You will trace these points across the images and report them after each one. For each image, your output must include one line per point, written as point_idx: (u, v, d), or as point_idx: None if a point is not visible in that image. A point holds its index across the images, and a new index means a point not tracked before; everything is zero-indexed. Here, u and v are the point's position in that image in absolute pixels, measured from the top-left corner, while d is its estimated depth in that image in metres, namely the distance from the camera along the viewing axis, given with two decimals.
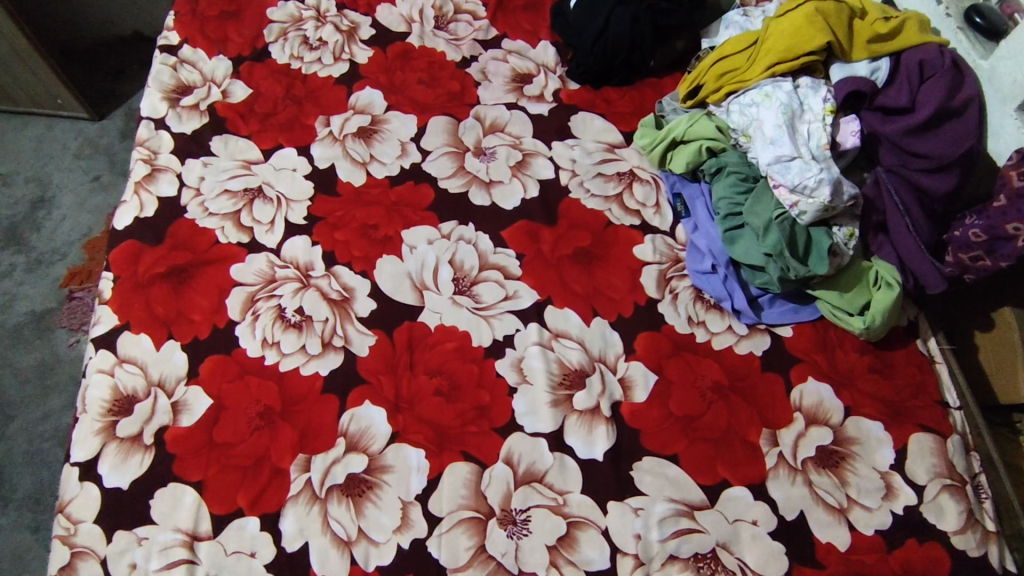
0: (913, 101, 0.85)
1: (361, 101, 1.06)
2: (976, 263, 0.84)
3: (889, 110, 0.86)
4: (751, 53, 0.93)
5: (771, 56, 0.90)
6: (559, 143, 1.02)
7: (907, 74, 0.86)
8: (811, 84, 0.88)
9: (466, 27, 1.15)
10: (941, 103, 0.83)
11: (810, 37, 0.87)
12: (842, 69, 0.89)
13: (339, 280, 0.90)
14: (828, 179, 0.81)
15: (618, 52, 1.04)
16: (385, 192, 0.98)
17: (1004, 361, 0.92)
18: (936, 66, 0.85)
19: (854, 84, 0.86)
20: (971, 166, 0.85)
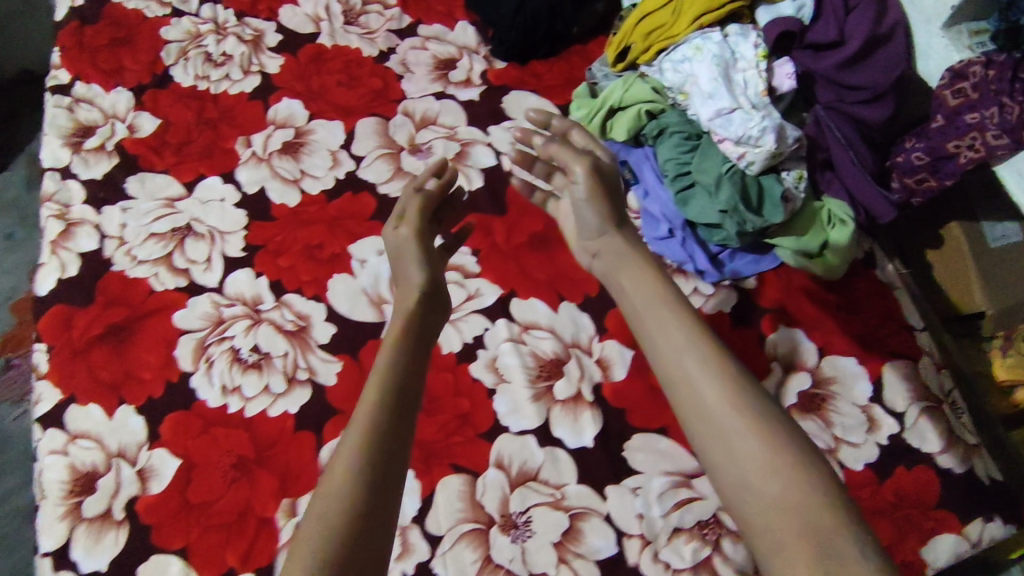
0: (842, 34, 0.82)
1: (280, 114, 1.00)
2: (921, 186, 0.86)
3: (820, 47, 0.83)
4: (675, 6, 0.89)
5: (696, 6, 0.86)
6: (496, 126, 0.98)
7: (832, 6, 0.83)
8: (739, 32, 0.85)
9: (377, 18, 1.09)
10: (870, 32, 0.81)
11: None
12: (767, 12, 0.86)
13: (291, 309, 0.86)
14: (771, 126, 0.80)
15: (540, 22, 1.00)
16: (323, 208, 0.93)
17: (957, 272, 0.96)
18: None
19: (782, 25, 0.82)
20: (903, 88, 0.85)
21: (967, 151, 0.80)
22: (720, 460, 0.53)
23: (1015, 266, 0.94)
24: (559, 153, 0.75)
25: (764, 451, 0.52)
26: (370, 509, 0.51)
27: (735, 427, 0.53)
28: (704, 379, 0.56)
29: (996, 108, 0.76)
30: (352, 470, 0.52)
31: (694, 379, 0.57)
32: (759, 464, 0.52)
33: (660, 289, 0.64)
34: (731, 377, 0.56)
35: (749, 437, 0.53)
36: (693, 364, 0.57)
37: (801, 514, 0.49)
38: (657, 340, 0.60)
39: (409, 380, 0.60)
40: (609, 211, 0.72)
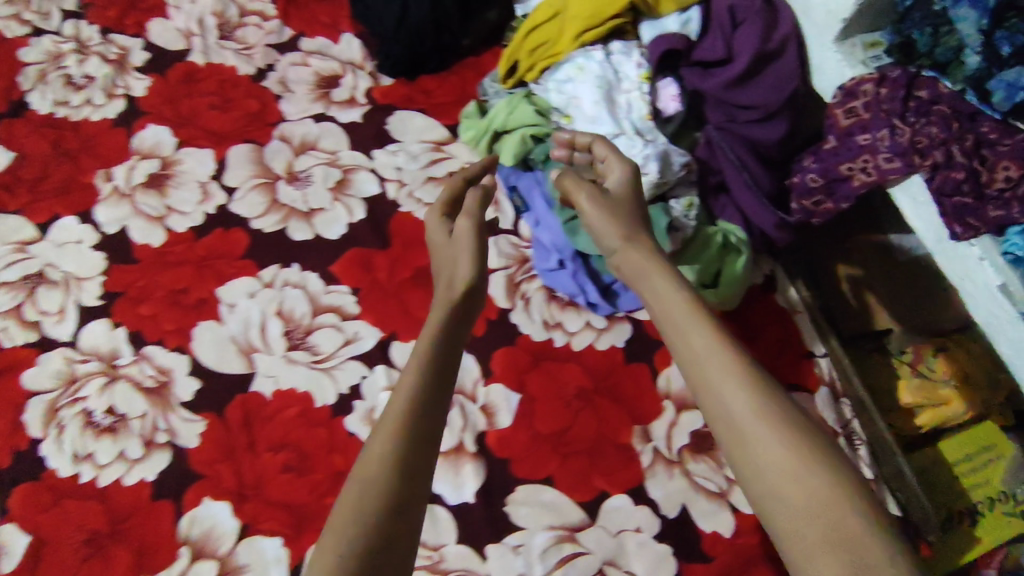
0: (730, 50, 0.78)
1: (146, 143, 0.92)
2: (819, 208, 0.82)
3: (708, 64, 0.79)
4: (557, 19, 0.82)
5: (578, 20, 0.79)
6: (380, 150, 0.92)
7: (719, 21, 0.79)
8: (622, 50, 0.79)
9: (255, 30, 1.00)
10: (759, 48, 0.77)
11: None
12: (653, 27, 0.79)
13: (152, 363, 0.80)
14: (654, 154, 0.75)
15: (425, 37, 0.93)
16: (190, 247, 0.86)
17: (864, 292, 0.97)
18: (746, 10, 0.78)
19: (667, 43, 0.76)
20: (796, 105, 0.80)
21: (861, 173, 0.75)
22: (747, 467, 0.47)
23: (921, 282, 0.96)
24: (572, 188, 0.68)
25: (789, 458, 0.46)
26: (398, 514, 0.46)
27: (760, 431, 0.48)
28: (723, 376, 0.50)
29: (887, 129, 0.71)
30: (387, 465, 0.48)
31: (718, 381, 0.50)
32: (785, 473, 0.46)
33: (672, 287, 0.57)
34: (753, 379, 0.50)
35: (773, 446, 0.47)
36: (720, 362, 0.51)
37: (832, 527, 0.43)
38: (677, 336, 0.54)
39: (445, 374, 0.55)
40: (625, 224, 0.63)
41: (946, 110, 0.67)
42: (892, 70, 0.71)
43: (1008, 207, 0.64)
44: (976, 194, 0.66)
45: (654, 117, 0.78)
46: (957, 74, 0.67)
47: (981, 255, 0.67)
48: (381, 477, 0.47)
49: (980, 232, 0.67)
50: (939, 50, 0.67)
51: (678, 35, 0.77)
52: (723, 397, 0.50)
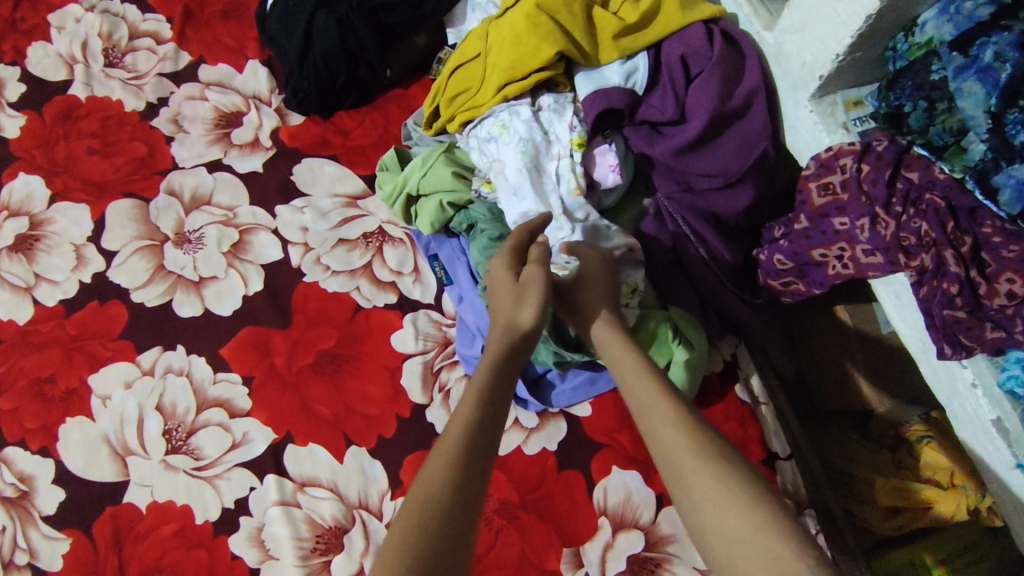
0: (682, 110, 0.68)
1: (15, 195, 0.80)
2: (789, 289, 0.69)
3: (657, 124, 0.68)
4: (479, 66, 0.72)
5: (499, 71, 0.69)
6: (283, 207, 0.79)
7: (670, 74, 0.69)
8: (553, 104, 0.68)
9: (147, 57, 0.87)
10: (715, 108, 0.66)
11: (537, 47, 0.67)
12: (589, 78, 0.69)
13: (11, 469, 0.69)
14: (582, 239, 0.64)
15: (336, 70, 0.80)
16: (60, 325, 0.74)
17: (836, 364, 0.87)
18: (701, 61, 0.68)
19: (605, 100, 0.66)
20: (764, 169, 0.68)
21: (836, 262, 0.63)
22: (687, 504, 0.42)
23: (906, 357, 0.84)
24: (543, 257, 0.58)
25: (730, 497, 0.41)
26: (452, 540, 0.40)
27: (695, 463, 0.43)
28: (660, 418, 0.46)
29: (868, 218, 0.59)
30: (440, 472, 0.43)
31: (661, 430, 0.46)
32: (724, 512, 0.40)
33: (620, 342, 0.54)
34: (693, 420, 0.46)
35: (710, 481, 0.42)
36: (659, 407, 0.47)
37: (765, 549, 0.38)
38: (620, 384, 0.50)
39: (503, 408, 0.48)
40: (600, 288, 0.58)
41: (938, 200, 0.55)
42: (878, 141, 0.58)
43: (1007, 327, 0.52)
44: (970, 308, 0.53)
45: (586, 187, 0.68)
46: (955, 158, 0.52)
47: (974, 380, 0.56)
48: (434, 487, 0.42)
49: (974, 353, 0.54)
50: (934, 129, 0.54)
51: (620, 90, 0.67)
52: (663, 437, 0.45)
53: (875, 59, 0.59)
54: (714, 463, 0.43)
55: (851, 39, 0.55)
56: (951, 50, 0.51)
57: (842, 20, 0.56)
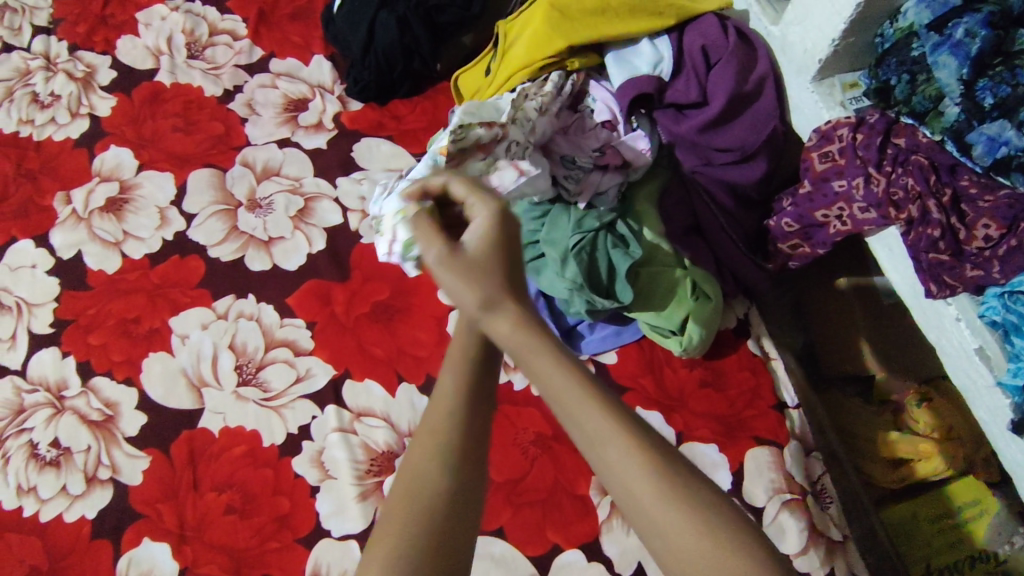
0: (704, 93, 0.79)
1: (107, 164, 0.90)
2: (796, 251, 0.79)
3: (681, 106, 0.80)
4: (510, 50, 0.84)
5: (526, 52, 0.81)
6: (344, 178, 0.90)
7: (692, 62, 0.80)
8: (604, 92, 0.82)
9: (224, 50, 0.99)
10: (732, 90, 0.77)
11: (544, 42, 0.80)
12: (622, 70, 0.81)
13: (98, 396, 0.77)
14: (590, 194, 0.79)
15: (394, 62, 0.92)
16: (145, 275, 0.84)
17: (845, 323, 0.94)
18: (720, 50, 0.80)
19: (636, 87, 0.79)
20: (774, 145, 0.78)
21: (837, 221, 0.73)
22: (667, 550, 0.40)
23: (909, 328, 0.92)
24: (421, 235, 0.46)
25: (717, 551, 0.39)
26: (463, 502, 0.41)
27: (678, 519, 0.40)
28: (630, 463, 0.41)
29: (862, 178, 0.69)
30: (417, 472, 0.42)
31: (620, 465, 0.41)
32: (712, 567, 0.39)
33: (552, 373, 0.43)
34: (666, 463, 0.41)
35: (699, 543, 0.39)
36: (622, 450, 0.41)
37: None
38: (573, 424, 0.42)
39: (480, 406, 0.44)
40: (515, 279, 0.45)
41: (923, 160, 0.64)
42: (871, 114, 0.69)
43: (985, 267, 0.61)
44: (953, 251, 0.62)
45: (619, 166, 0.79)
46: (935, 122, 0.62)
47: (958, 315, 0.65)
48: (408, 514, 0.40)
49: (956, 291, 0.63)
50: (916, 98, 0.64)
51: (649, 77, 0.79)
52: (633, 487, 0.40)
53: (866, 46, 0.71)
54: (698, 515, 0.40)
55: (844, 24, 0.67)
56: (929, 30, 0.62)
57: (837, 10, 0.68)
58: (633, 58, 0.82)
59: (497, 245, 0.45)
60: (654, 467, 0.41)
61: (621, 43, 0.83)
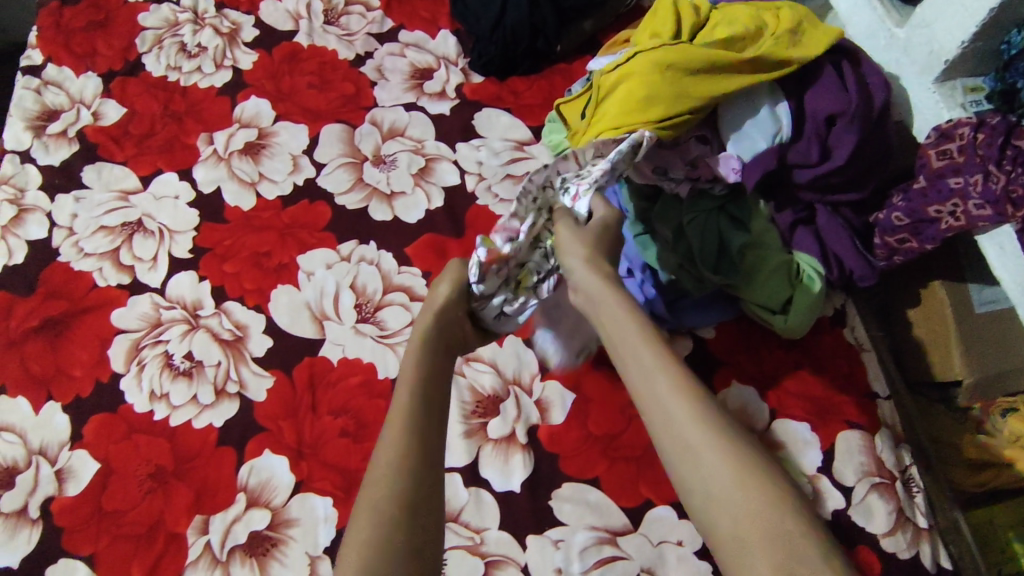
0: (825, 148, 0.80)
1: (247, 113, 0.97)
2: (902, 246, 0.81)
3: (802, 165, 0.81)
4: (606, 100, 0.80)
5: (620, 109, 0.77)
6: (463, 144, 0.95)
7: (814, 127, 0.80)
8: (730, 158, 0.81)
9: (358, 19, 1.06)
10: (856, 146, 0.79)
11: (641, 104, 0.76)
12: (737, 142, 0.81)
13: (230, 318, 0.84)
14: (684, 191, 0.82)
15: (521, 39, 0.98)
16: (277, 214, 0.90)
17: (937, 335, 0.90)
18: (846, 110, 0.79)
19: (763, 165, 0.79)
20: (887, 166, 0.83)
21: (949, 216, 0.76)
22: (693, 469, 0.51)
23: (1005, 337, 0.89)
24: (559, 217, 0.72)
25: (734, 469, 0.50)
26: (419, 498, 0.53)
27: (703, 438, 0.52)
28: (672, 396, 0.55)
29: (981, 175, 0.71)
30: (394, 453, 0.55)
31: (664, 395, 0.56)
32: (729, 482, 0.50)
33: (616, 302, 0.65)
34: (700, 397, 0.55)
35: (721, 460, 0.51)
36: (664, 384, 0.56)
37: (766, 523, 0.47)
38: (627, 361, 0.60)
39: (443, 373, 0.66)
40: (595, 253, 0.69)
41: None
42: (992, 117, 0.71)
43: None
44: None
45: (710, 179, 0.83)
46: None
47: None
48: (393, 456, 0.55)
49: None
50: None
51: (771, 153, 0.79)
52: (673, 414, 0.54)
53: (992, 52, 0.74)
54: (721, 445, 0.51)
55: (976, 28, 0.70)
56: None
57: (969, 13, 0.71)
58: (751, 131, 0.80)
59: (609, 229, 0.72)
60: (693, 402, 0.55)
61: (736, 110, 0.81)
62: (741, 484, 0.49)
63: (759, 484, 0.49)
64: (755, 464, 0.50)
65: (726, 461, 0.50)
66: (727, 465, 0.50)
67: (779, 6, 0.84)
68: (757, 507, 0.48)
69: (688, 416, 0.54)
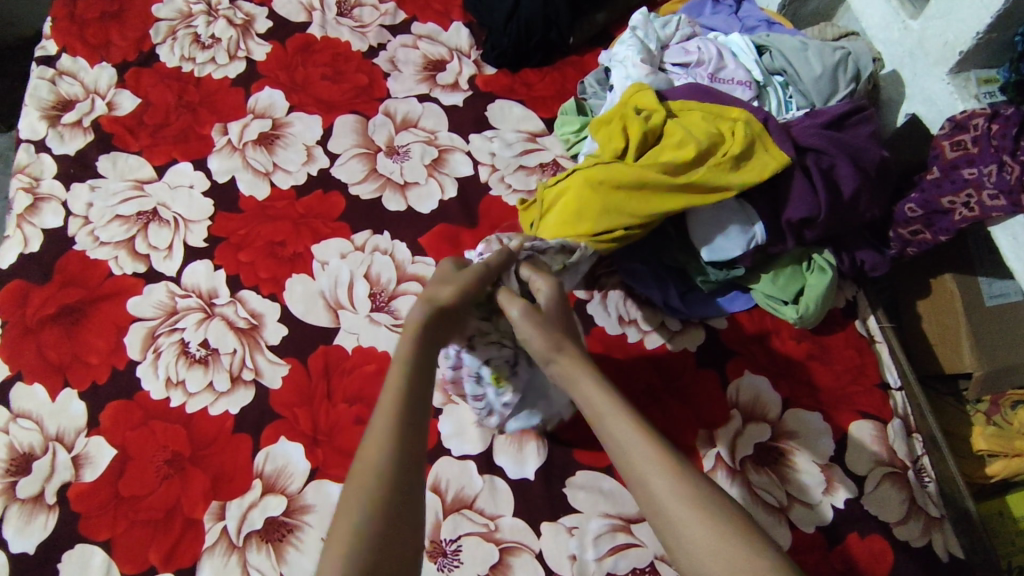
0: (799, 235, 0.78)
1: (261, 103, 0.98)
2: (916, 237, 0.82)
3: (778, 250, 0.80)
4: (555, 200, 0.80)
5: (563, 222, 0.77)
6: (476, 135, 0.96)
7: (788, 222, 0.77)
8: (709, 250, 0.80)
9: (371, 11, 1.06)
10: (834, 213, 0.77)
11: (579, 220, 0.76)
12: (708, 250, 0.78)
13: (245, 306, 0.84)
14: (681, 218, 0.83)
15: (533, 31, 0.98)
16: (291, 204, 0.91)
17: (947, 328, 0.90)
18: (820, 191, 0.75)
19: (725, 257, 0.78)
20: (891, 185, 0.82)
21: (964, 207, 0.76)
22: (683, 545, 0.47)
23: (1013, 328, 0.89)
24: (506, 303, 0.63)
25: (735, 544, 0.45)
26: (398, 496, 0.48)
27: (693, 516, 0.47)
28: (655, 471, 0.49)
29: (995, 165, 0.72)
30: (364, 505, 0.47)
31: (648, 467, 0.50)
32: (729, 558, 0.45)
33: (584, 375, 0.56)
34: (685, 470, 0.50)
35: (716, 539, 0.46)
36: (648, 456, 0.50)
37: None
38: (603, 430, 0.53)
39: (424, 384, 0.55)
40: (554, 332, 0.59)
41: None
42: (1006, 108, 0.71)
43: None
44: None
45: None
46: None
47: None
48: (359, 509, 0.46)
49: None
50: None
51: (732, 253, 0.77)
52: (658, 490, 0.49)
53: (1005, 44, 0.74)
54: (717, 522, 0.46)
55: (991, 19, 0.70)
56: None
57: (985, 4, 0.71)
58: (711, 238, 0.78)
59: (557, 308, 0.64)
60: (679, 477, 0.49)
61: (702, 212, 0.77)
62: (743, 561, 0.44)
63: (764, 559, 0.44)
64: (753, 539, 0.46)
65: (720, 539, 0.46)
66: (721, 543, 0.45)
67: (738, 116, 0.77)
68: None
69: (676, 493, 0.48)
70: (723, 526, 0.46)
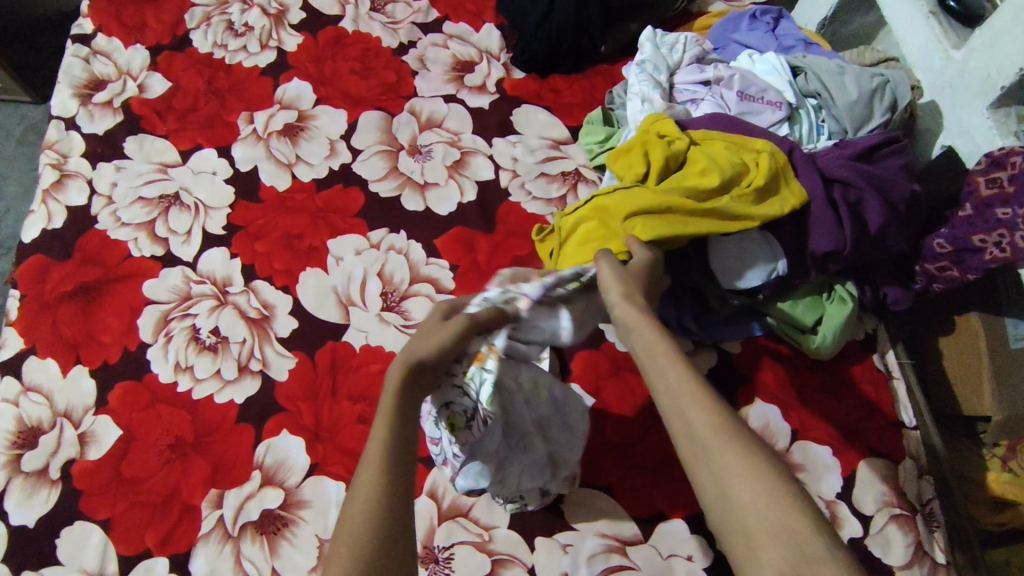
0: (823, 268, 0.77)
1: (288, 94, 0.98)
2: (942, 274, 0.79)
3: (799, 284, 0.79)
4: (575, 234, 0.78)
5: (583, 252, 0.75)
6: (500, 139, 0.95)
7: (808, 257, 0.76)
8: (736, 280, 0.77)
9: (404, 8, 1.06)
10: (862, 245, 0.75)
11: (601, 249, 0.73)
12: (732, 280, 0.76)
13: (258, 296, 0.85)
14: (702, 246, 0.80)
15: (565, 38, 0.97)
16: (310, 197, 0.91)
17: (969, 370, 0.88)
18: (844, 223, 0.74)
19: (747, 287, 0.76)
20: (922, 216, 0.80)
21: (994, 248, 0.73)
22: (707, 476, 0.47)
23: None
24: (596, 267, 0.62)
25: (763, 477, 0.45)
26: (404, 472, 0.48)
27: (720, 444, 0.47)
28: (690, 401, 0.49)
29: None
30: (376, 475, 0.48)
31: (684, 401, 0.49)
32: (755, 492, 0.44)
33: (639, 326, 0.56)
34: (722, 408, 0.49)
35: (741, 469, 0.45)
36: (691, 399, 0.49)
37: (787, 530, 0.43)
38: (652, 367, 0.53)
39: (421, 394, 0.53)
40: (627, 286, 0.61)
41: None
42: None
43: None
44: None
45: None
46: None
47: None
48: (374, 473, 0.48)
49: None
50: None
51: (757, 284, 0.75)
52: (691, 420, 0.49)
53: None
54: (743, 452, 0.46)
55: None
56: None
57: None
58: (738, 267, 0.75)
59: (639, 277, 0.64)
60: (717, 412, 0.48)
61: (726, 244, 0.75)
62: (760, 492, 0.44)
63: (782, 493, 0.44)
64: (778, 478, 0.45)
65: (747, 468, 0.45)
66: (747, 470, 0.45)
67: (763, 147, 0.76)
68: (776, 517, 0.43)
69: (711, 429, 0.47)
70: (748, 454, 0.46)
